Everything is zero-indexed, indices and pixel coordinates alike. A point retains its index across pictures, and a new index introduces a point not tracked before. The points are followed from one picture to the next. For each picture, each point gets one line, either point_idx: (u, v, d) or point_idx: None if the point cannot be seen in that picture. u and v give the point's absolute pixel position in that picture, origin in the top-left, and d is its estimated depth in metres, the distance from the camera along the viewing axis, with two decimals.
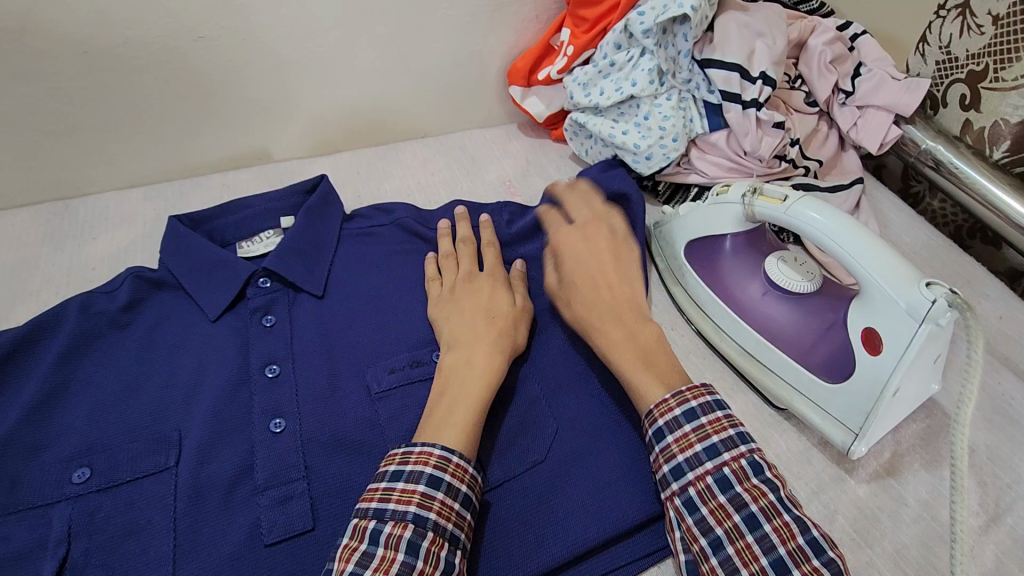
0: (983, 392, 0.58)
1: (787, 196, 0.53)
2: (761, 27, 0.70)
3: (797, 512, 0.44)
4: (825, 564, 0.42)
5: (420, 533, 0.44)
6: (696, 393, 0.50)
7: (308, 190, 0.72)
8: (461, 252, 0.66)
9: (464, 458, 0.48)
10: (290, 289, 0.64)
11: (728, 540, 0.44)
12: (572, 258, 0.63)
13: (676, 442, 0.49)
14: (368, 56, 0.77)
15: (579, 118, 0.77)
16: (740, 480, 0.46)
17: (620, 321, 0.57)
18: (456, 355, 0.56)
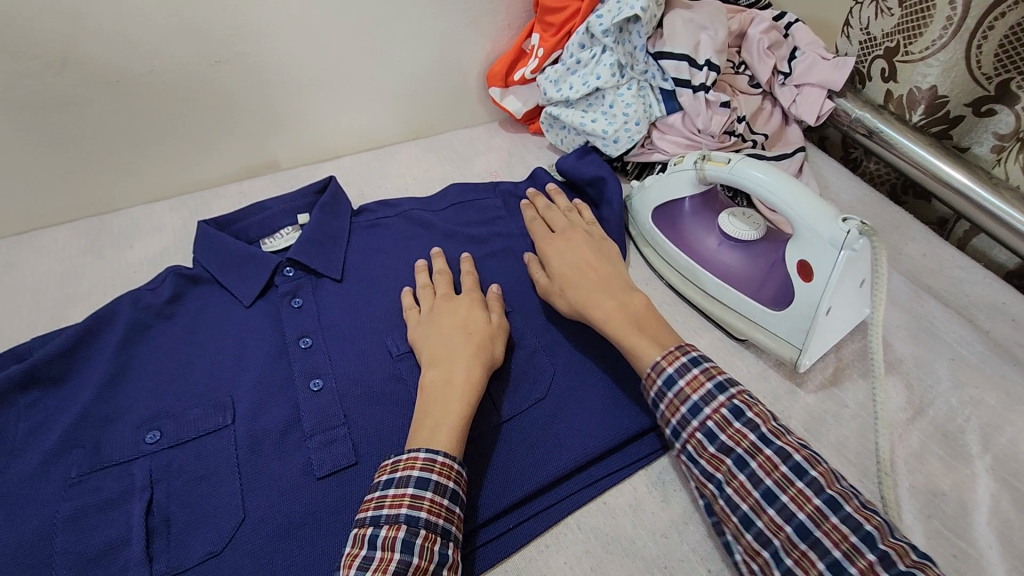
0: (910, 315, 0.69)
1: (730, 159, 0.64)
2: (704, 21, 0.81)
3: (777, 444, 0.50)
4: (808, 483, 0.48)
5: (413, 531, 0.49)
6: (671, 359, 0.56)
7: (318, 191, 0.81)
8: (438, 279, 0.70)
9: (449, 456, 0.53)
10: (313, 276, 0.73)
11: (726, 482, 0.51)
12: (563, 247, 0.70)
13: (667, 408, 0.55)
14: (362, 69, 0.87)
15: (553, 111, 0.87)
16: (725, 429, 0.52)
17: (612, 295, 0.64)
18: (437, 373, 0.59)
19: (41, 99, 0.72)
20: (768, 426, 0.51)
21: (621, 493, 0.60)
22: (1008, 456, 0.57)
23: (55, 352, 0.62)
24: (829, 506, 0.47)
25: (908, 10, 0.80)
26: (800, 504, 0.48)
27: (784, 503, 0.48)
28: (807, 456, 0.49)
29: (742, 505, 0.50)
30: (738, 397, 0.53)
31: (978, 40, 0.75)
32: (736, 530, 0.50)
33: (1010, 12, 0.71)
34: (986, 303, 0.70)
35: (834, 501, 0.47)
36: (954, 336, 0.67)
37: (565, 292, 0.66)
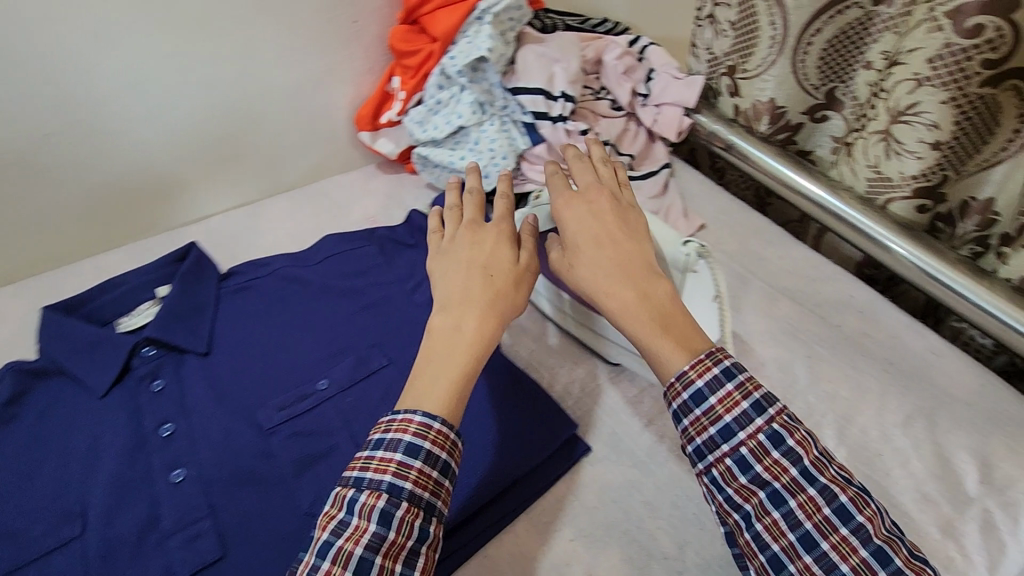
0: (771, 319, 0.73)
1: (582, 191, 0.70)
2: (555, 54, 0.84)
3: (820, 483, 0.50)
4: (851, 530, 0.48)
5: (393, 503, 0.48)
6: (701, 372, 0.52)
7: (178, 259, 0.77)
8: (466, 203, 0.67)
9: (445, 423, 0.51)
10: (175, 353, 0.69)
11: (757, 517, 0.50)
12: (583, 216, 0.62)
13: (693, 425, 0.52)
14: (220, 125, 0.84)
15: (422, 152, 0.87)
16: (761, 459, 0.51)
17: (633, 285, 0.57)
18: (444, 318, 0.57)
19: None
20: (811, 461, 0.50)
21: (502, 541, 0.57)
22: (861, 446, 0.61)
23: None
24: (875, 559, 0.47)
25: (740, 30, 0.85)
26: (843, 554, 0.48)
27: (825, 550, 0.48)
28: (853, 498, 0.49)
29: (773, 545, 0.49)
30: (776, 421, 0.51)
31: (800, 56, 0.81)
32: (764, 569, 0.50)
33: (824, 28, 0.77)
34: (837, 298, 0.75)
35: (880, 553, 0.47)
36: (811, 335, 0.71)
37: (580, 272, 0.59)
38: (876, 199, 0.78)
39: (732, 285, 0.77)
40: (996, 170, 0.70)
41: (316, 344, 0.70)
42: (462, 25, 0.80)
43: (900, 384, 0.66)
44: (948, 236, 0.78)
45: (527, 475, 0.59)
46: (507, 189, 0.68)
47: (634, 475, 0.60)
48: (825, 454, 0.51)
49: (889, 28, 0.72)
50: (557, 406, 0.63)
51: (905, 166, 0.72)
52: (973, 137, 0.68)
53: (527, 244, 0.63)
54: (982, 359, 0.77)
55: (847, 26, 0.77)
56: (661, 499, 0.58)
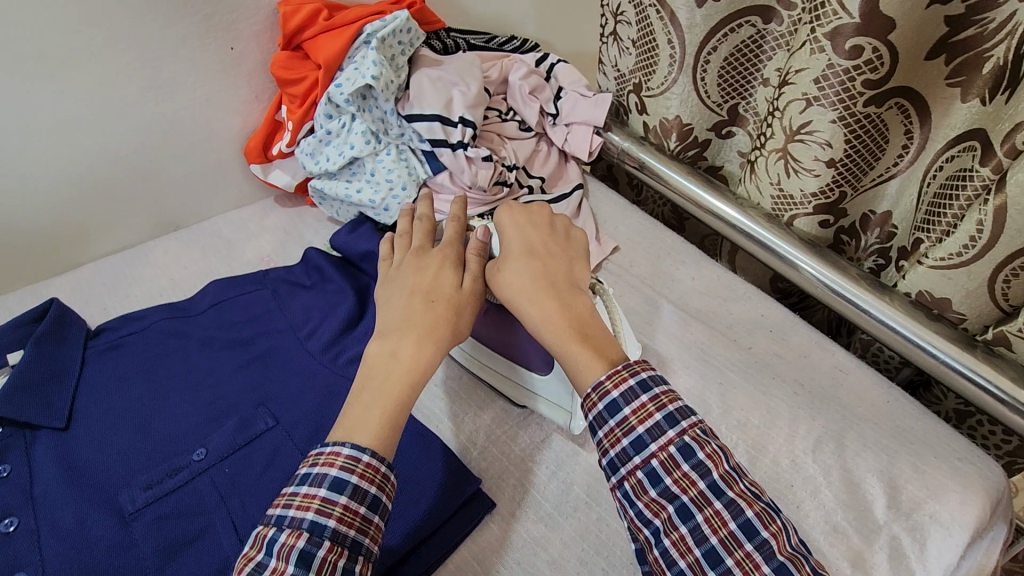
0: (683, 347, 0.71)
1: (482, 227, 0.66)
2: (452, 77, 0.80)
3: (728, 496, 0.47)
4: (757, 546, 0.45)
5: (314, 542, 0.45)
6: (616, 382, 0.50)
7: (36, 318, 0.69)
8: (415, 227, 0.65)
9: (374, 456, 0.49)
10: (27, 430, 0.60)
11: (664, 532, 0.47)
12: (524, 230, 0.61)
13: (606, 436, 0.50)
14: (83, 165, 0.76)
15: (317, 185, 0.81)
16: (671, 472, 0.48)
17: (560, 300, 0.56)
18: (381, 348, 0.55)
19: None
20: (721, 474, 0.47)
21: None
22: (772, 477, 0.60)
23: None
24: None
25: (640, 49, 0.84)
26: (747, 571, 0.45)
27: (729, 567, 0.45)
28: (760, 513, 0.46)
29: (679, 561, 0.47)
30: (690, 434, 0.49)
31: (700, 74, 0.80)
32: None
33: (720, 46, 0.76)
34: (748, 319, 0.74)
35: (784, 569, 0.44)
36: (723, 360, 0.69)
37: (508, 281, 0.57)
38: (782, 216, 0.78)
39: (645, 312, 0.75)
40: (891, 184, 0.70)
41: (191, 408, 0.63)
42: (348, 51, 0.75)
43: (811, 407, 0.65)
44: (852, 248, 0.78)
45: (423, 543, 0.55)
46: (460, 211, 0.65)
47: (540, 530, 0.57)
48: (738, 467, 0.49)
49: (781, 46, 0.73)
50: (458, 461, 0.59)
51: (805, 184, 0.72)
52: (865, 155, 0.67)
53: (472, 266, 0.60)
54: (891, 371, 0.77)
55: (742, 44, 0.76)
56: (568, 556, 0.55)
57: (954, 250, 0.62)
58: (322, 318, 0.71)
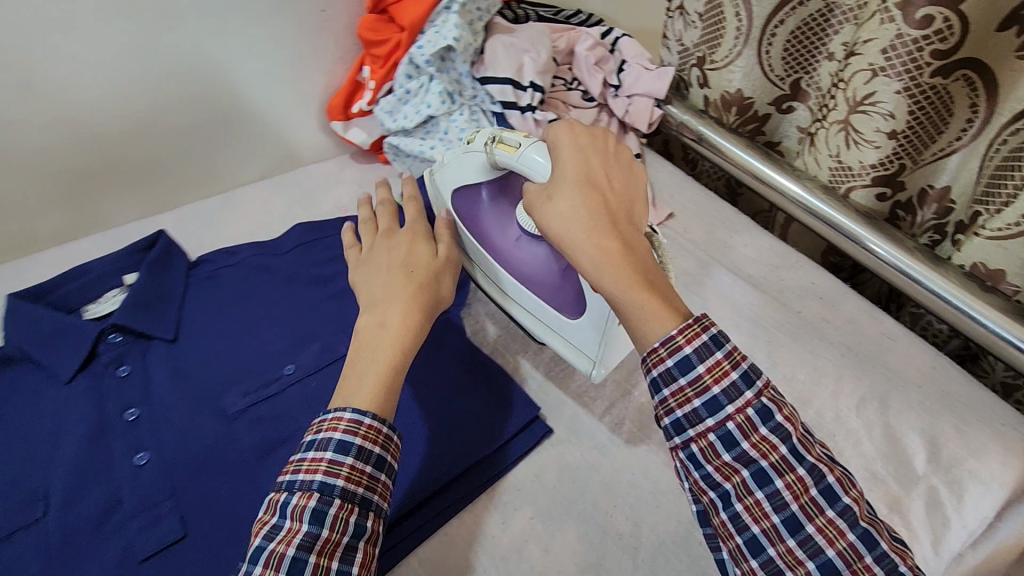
0: (733, 307, 0.74)
1: (519, 143, 0.61)
2: (524, 44, 0.84)
3: (809, 462, 0.46)
4: (839, 512, 0.45)
5: (326, 501, 0.47)
6: (690, 337, 0.47)
7: (147, 246, 0.76)
8: (380, 212, 0.69)
9: (376, 418, 0.51)
10: (143, 339, 0.69)
11: (737, 496, 0.46)
12: (582, 160, 0.56)
13: (674, 395, 0.47)
14: (186, 113, 0.83)
15: (393, 142, 0.87)
16: (747, 436, 0.46)
17: (621, 239, 0.52)
18: (371, 316, 0.57)
19: None
20: (800, 440, 0.46)
21: (463, 521, 0.58)
22: (814, 427, 0.63)
23: None
24: (863, 543, 0.44)
25: (707, 22, 0.86)
26: (830, 538, 0.44)
27: (811, 534, 0.44)
28: (841, 479, 0.45)
29: (753, 527, 0.46)
30: (765, 395, 0.47)
31: (765, 47, 0.82)
32: (739, 553, 0.46)
33: (787, 19, 0.78)
34: (799, 286, 0.76)
35: (868, 537, 0.44)
36: (772, 321, 0.72)
37: (564, 214, 0.53)
38: (839, 187, 0.80)
39: (697, 274, 0.78)
40: (951, 159, 0.72)
41: (281, 331, 0.71)
42: (429, 15, 0.81)
43: (857, 368, 0.68)
44: (907, 224, 0.80)
45: (487, 459, 0.60)
46: (413, 192, 0.71)
47: (595, 456, 0.62)
48: (813, 434, 0.48)
49: (849, 20, 0.75)
50: (521, 390, 0.64)
51: (864, 155, 0.74)
52: (928, 128, 0.69)
53: (444, 237, 0.66)
54: (940, 343, 0.79)
55: (809, 18, 0.78)
56: (618, 481, 0.60)
57: (1012, 220, 0.65)
58: None
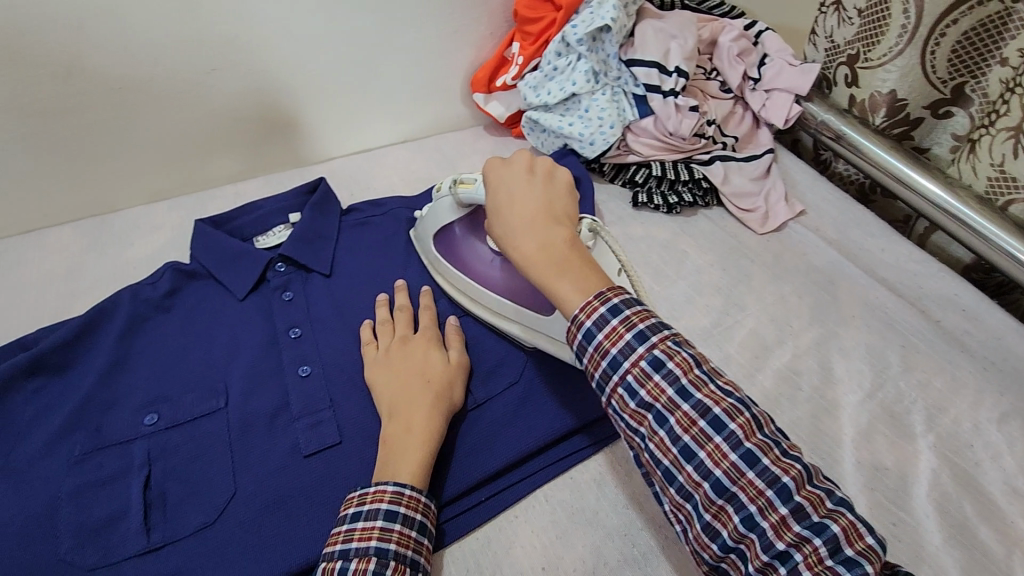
0: (866, 307, 0.73)
1: (475, 178, 0.66)
2: (673, 30, 0.87)
3: (696, 398, 0.46)
4: (726, 439, 0.45)
5: (382, 563, 0.49)
6: (588, 310, 0.49)
7: (309, 191, 0.84)
8: (398, 318, 0.69)
9: (416, 489, 0.53)
10: (302, 271, 0.77)
11: (647, 437, 0.47)
12: (498, 178, 0.61)
13: (588, 362, 0.49)
14: (352, 74, 0.91)
15: (533, 116, 0.91)
16: (644, 384, 0.46)
17: (534, 233, 0.55)
18: (395, 424, 0.57)
19: (38, 109, 0.75)
20: (689, 378, 0.46)
21: (586, 468, 0.62)
22: (951, 435, 0.61)
23: (60, 342, 0.66)
24: (746, 462, 0.44)
25: (867, 18, 0.85)
26: (717, 460, 0.45)
27: (701, 459, 0.45)
28: (727, 409, 0.45)
29: (663, 461, 0.46)
30: (660, 347, 0.47)
31: (931, 47, 0.79)
32: (663, 483, 0.47)
33: (961, 19, 0.76)
34: (939, 294, 0.74)
35: (751, 456, 0.44)
36: (908, 326, 0.71)
37: (492, 228, 0.59)
38: (996, 199, 0.77)
39: (828, 271, 0.77)
40: None
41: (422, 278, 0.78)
42: None
43: (1000, 384, 0.65)
44: None
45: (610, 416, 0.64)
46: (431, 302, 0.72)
47: None
48: (709, 372, 0.47)
49: None
50: None
51: None
52: None
53: (454, 344, 0.66)
54: None
55: (987, 19, 0.75)
56: None
57: None
58: None
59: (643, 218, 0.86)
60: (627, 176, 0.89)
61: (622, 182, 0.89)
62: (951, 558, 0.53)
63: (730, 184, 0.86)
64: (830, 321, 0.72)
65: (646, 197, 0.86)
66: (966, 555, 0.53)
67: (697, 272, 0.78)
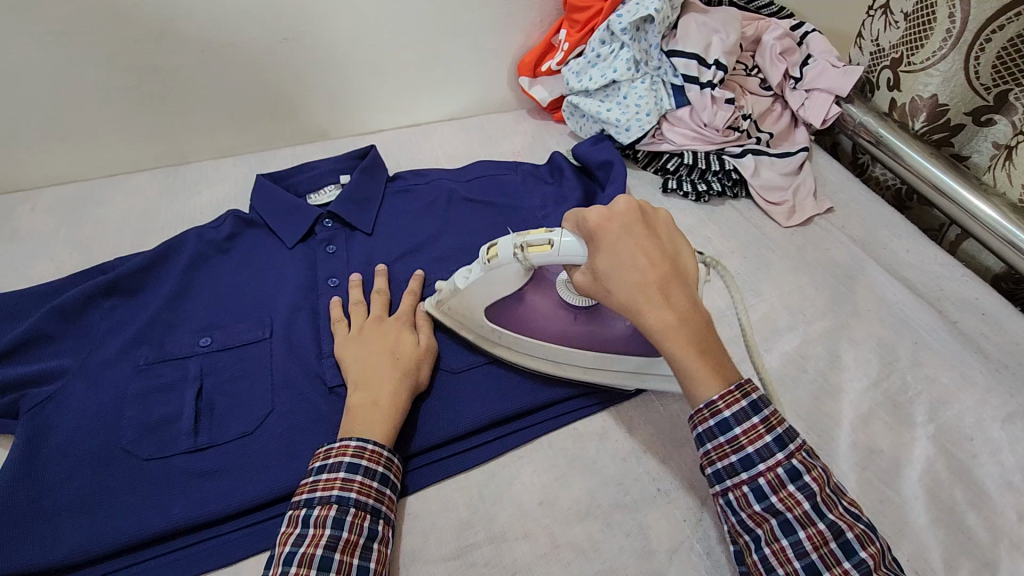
0: (882, 302, 0.74)
1: (549, 239, 0.58)
2: (716, 25, 0.90)
3: (830, 518, 0.47)
4: (856, 566, 0.46)
5: (343, 509, 0.52)
6: (729, 400, 0.50)
7: (360, 156, 0.91)
8: (375, 299, 0.72)
9: (378, 443, 0.57)
10: (347, 228, 0.83)
11: (765, 541, 0.49)
12: (617, 235, 0.53)
13: (714, 450, 0.51)
14: (407, 53, 0.97)
15: (574, 100, 0.95)
16: (776, 490, 0.49)
17: (674, 304, 0.51)
18: (363, 395, 0.60)
19: (130, 64, 0.84)
20: (824, 497, 0.48)
21: (591, 422, 0.66)
22: (951, 427, 0.63)
23: (135, 269, 0.74)
24: None
25: (912, 22, 0.85)
26: None
27: None
28: (861, 536, 0.47)
29: (777, 569, 0.48)
30: (796, 456, 0.49)
31: (975, 53, 0.79)
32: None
33: (1008, 24, 0.76)
34: (961, 297, 0.75)
35: None
36: (922, 324, 0.72)
37: (614, 291, 0.53)
38: None
39: (848, 266, 0.79)
40: None
41: (454, 241, 0.83)
42: None
43: (1010, 385, 0.66)
44: None
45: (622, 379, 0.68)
46: (417, 287, 0.74)
47: None
48: (839, 492, 0.49)
49: None
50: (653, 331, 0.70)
51: None
52: None
53: (425, 328, 0.69)
54: None
55: None
56: None
57: None
58: (560, 205, 0.87)
59: (671, 205, 0.89)
60: (659, 164, 0.92)
61: (654, 169, 0.93)
62: (934, 538, 0.55)
63: (761, 177, 0.88)
64: (844, 313, 0.73)
65: (673, 183, 0.89)
66: (950, 536, 0.55)
67: (718, 258, 0.81)
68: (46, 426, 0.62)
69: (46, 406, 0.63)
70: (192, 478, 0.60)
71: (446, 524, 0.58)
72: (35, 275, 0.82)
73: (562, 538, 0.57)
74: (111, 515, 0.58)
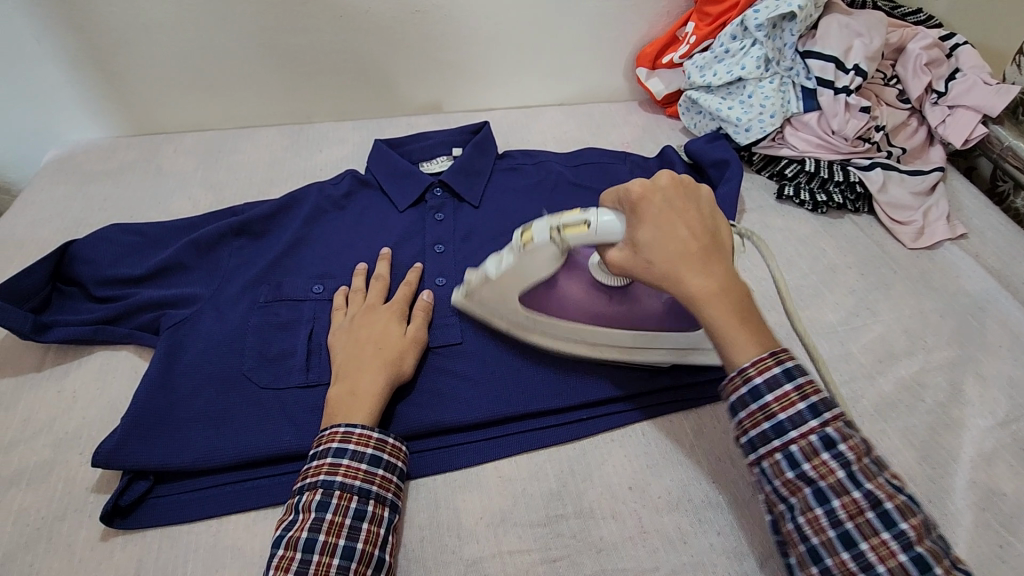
0: (1016, 339, 0.69)
1: (588, 220, 0.55)
2: (861, 28, 0.85)
3: (867, 487, 0.46)
4: (895, 535, 0.44)
5: (327, 493, 0.53)
6: (762, 368, 0.48)
7: (474, 131, 0.93)
8: (372, 285, 0.72)
9: (366, 427, 0.57)
10: (455, 199, 0.85)
11: (799, 510, 0.47)
12: (655, 205, 0.53)
13: (747, 418, 0.48)
14: (530, 34, 0.98)
15: (693, 96, 0.93)
16: (810, 458, 0.46)
17: (715, 272, 0.51)
18: (341, 386, 0.60)
19: (278, 26, 0.90)
20: (861, 466, 0.46)
21: (684, 417, 0.65)
22: None
23: (262, 215, 0.80)
24: (916, 566, 0.43)
25: None
26: (882, 556, 0.44)
27: (864, 550, 0.44)
28: (900, 505, 0.45)
29: (812, 539, 0.46)
30: (832, 424, 0.47)
31: None
32: (802, 559, 0.47)
33: None
34: None
35: (921, 560, 0.43)
36: None
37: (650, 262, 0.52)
38: None
39: (979, 298, 0.73)
40: None
41: None
42: None
43: None
44: None
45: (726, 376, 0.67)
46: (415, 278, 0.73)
47: None
48: (877, 462, 0.47)
49: None
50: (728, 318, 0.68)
51: None
52: None
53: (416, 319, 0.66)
54: None
55: None
56: None
57: None
58: None
59: (785, 212, 0.85)
60: (776, 169, 0.88)
61: (770, 174, 0.89)
62: None
63: (889, 193, 0.83)
64: (971, 346, 0.68)
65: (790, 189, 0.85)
66: None
67: (832, 272, 0.77)
68: (180, 345, 0.68)
69: (181, 327, 0.69)
70: (303, 410, 0.65)
71: (535, 492, 0.60)
72: (174, 211, 0.89)
73: (649, 524, 0.57)
74: (231, 433, 0.63)
